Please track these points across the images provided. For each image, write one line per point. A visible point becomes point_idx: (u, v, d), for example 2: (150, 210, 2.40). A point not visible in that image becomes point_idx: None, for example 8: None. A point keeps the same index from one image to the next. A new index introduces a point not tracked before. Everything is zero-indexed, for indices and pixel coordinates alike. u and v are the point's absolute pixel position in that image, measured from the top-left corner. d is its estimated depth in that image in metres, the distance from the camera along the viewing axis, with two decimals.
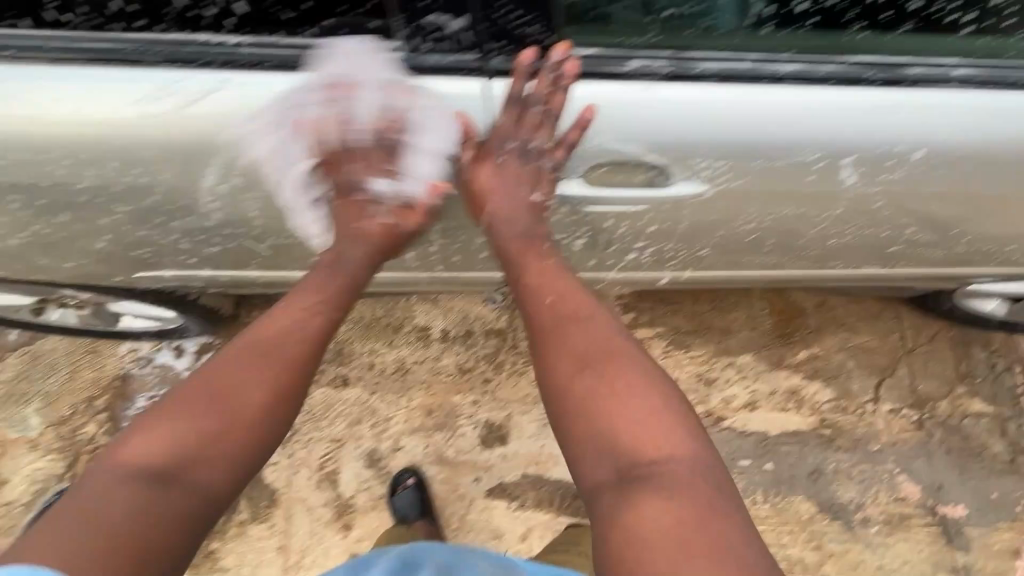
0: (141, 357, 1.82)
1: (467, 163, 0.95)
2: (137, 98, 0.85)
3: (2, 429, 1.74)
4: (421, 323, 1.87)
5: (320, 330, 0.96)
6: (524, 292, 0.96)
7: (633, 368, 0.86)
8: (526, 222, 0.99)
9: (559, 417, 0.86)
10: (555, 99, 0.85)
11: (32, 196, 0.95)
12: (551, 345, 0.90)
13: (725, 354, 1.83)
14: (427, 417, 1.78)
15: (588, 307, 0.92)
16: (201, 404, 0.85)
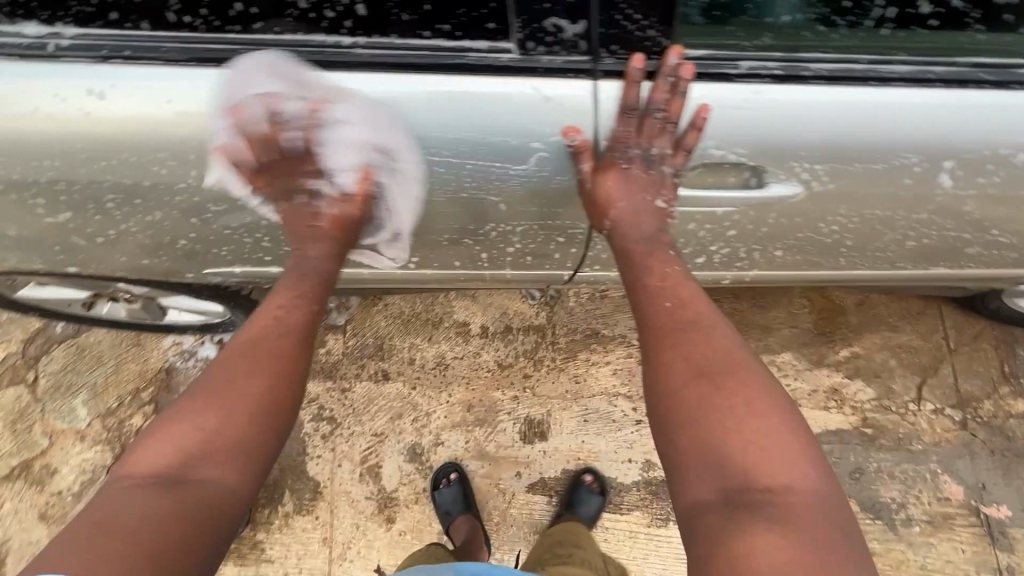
0: (185, 350, 1.84)
1: (588, 174, 0.94)
2: (254, 101, 0.85)
3: (50, 420, 1.77)
4: (460, 318, 1.88)
5: (298, 321, 0.98)
6: (644, 295, 0.98)
7: (756, 387, 0.88)
8: (651, 226, 0.99)
9: (661, 419, 0.90)
10: (674, 104, 0.85)
11: (118, 195, 0.95)
12: (662, 348, 0.93)
13: (766, 352, 1.82)
14: (467, 412, 1.79)
15: (706, 319, 0.95)
16: (203, 409, 0.88)
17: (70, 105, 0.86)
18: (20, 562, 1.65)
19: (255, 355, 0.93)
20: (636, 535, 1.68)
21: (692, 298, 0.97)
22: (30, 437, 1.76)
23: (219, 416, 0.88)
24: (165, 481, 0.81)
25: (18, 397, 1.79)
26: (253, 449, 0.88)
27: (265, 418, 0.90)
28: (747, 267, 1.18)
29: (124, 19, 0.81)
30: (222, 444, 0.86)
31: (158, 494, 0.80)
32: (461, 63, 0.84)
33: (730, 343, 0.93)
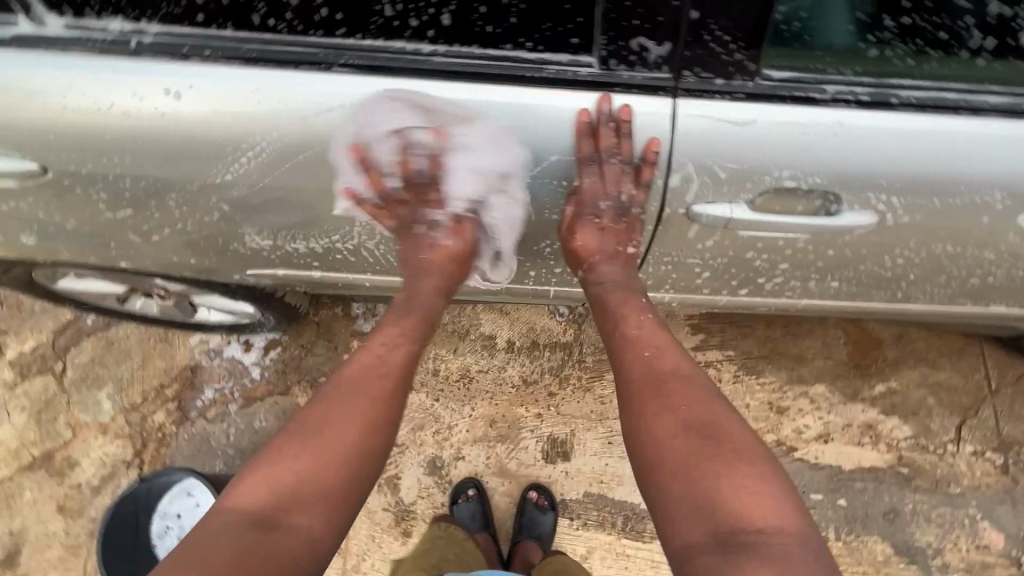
0: (211, 349, 1.84)
1: (564, 220, 1.02)
2: (334, 103, 0.85)
3: (74, 412, 1.78)
4: (486, 331, 1.86)
5: (398, 362, 1.07)
6: (624, 346, 1.09)
7: (732, 430, 0.95)
8: (625, 277, 1.10)
9: (645, 464, 0.96)
10: (623, 145, 0.86)
11: (181, 192, 0.96)
12: (647, 400, 1.01)
13: (799, 383, 1.78)
14: (490, 427, 1.76)
15: (683, 371, 1.04)
16: (304, 452, 0.92)
17: (149, 104, 0.86)
18: (36, 554, 1.65)
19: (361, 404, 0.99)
20: (658, 566, 1.63)
21: (665, 348, 1.07)
22: (53, 428, 1.76)
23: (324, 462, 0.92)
24: (266, 522, 0.84)
25: (45, 387, 1.80)
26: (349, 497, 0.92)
27: (362, 468, 0.95)
28: (794, 295, 1.16)
29: (207, 21, 0.81)
30: (328, 492, 0.90)
31: (259, 537, 0.82)
32: (541, 76, 0.84)
33: (706, 391, 1.01)
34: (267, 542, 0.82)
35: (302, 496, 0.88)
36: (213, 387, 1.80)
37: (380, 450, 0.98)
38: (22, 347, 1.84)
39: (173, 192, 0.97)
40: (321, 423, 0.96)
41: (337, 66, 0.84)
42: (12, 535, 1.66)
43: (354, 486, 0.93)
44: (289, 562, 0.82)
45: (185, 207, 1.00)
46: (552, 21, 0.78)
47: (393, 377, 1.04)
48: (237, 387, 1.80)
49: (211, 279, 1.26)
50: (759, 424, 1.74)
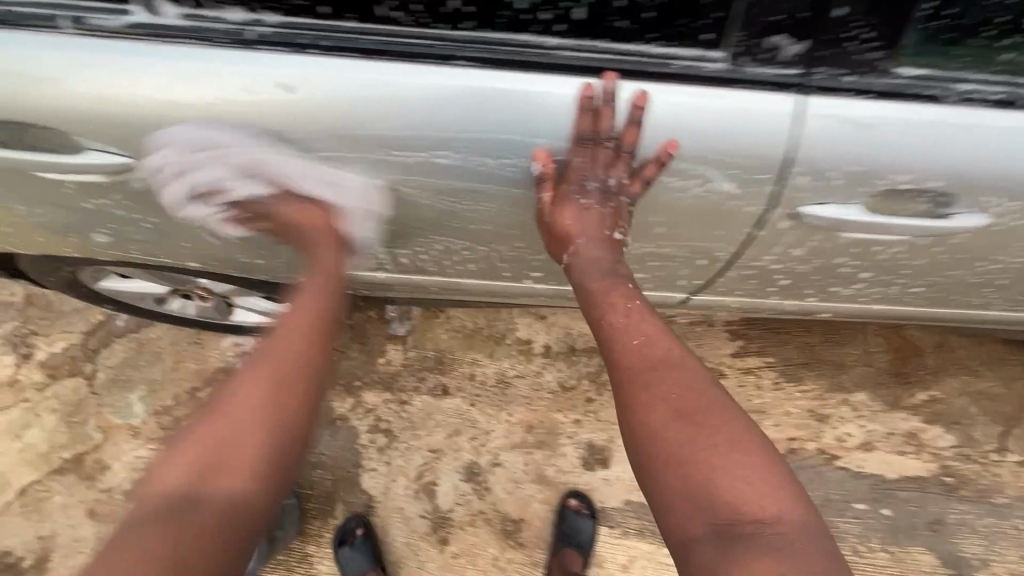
0: (244, 352, 1.82)
1: (547, 203, 0.93)
2: (444, 97, 0.83)
3: (105, 414, 1.75)
4: (523, 336, 1.85)
5: (306, 327, 1.00)
6: (613, 336, 1.00)
7: (724, 419, 0.90)
8: (609, 261, 1.00)
9: (641, 451, 0.91)
10: (629, 135, 0.82)
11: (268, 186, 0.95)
12: (636, 387, 0.94)
13: (839, 390, 1.76)
14: (528, 433, 1.74)
15: (677, 356, 0.97)
16: (220, 424, 0.89)
17: (272, 100, 0.83)
18: (65, 560, 1.61)
19: (280, 376, 0.94)
20: None
21: (658, 334, 0.99)
22: (83, 430, 1.73)
23: (240, 433, 0.88)
24: (185, 497, 0.83)
25: (76, 389, 1.77)
26: (268, 470, 0.88)
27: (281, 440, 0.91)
28: (863, 299, 1.13)
29: (331, 13, 0.79)
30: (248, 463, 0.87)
31: (179, 514, 0.81)
32: (666, 71, 0.81)
33: (699, 378, 0.95)
34: (192, 519, 0.81)
35: (223, 464, 0.86)
36: None
37: (303, 427, 0.94)
38: (52, 349, 1.81)
39: (282, 188, 0.95)
40: (238, 394, 0.92)
41: (458, 58, 0.82)
42: (41, 540, 1.63)
43: (272, 459, 0.89)
44: (225, 538, 0.81)
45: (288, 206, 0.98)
46: (689, 16, 0.75)
47: (301, 339, 0.99)
48: None
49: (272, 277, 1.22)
50: (801, 432, 1.72)
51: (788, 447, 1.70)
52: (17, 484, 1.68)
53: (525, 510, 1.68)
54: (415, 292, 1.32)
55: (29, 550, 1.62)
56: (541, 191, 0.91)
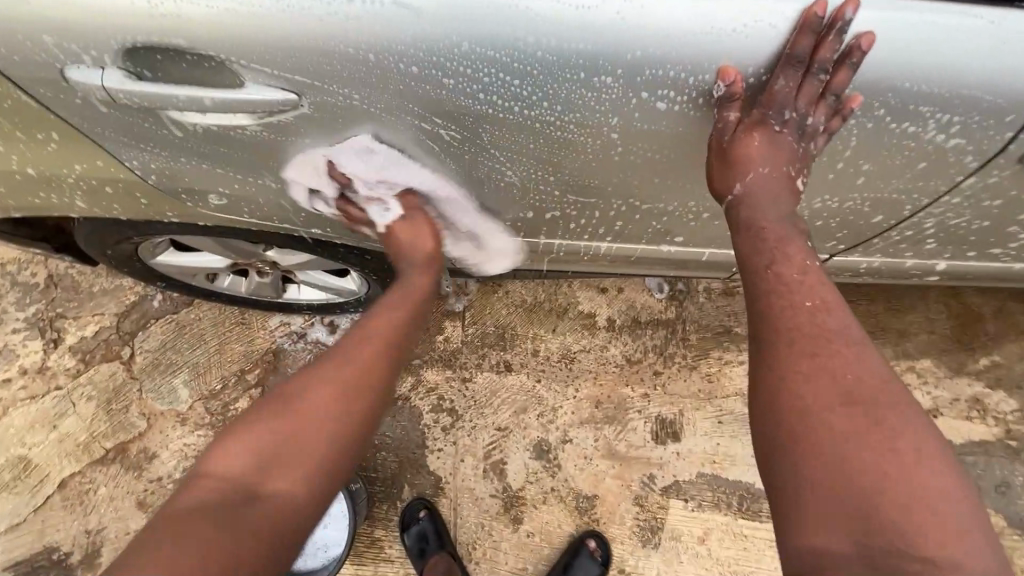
0: (294, 332, 1.72)
1: (732, 125, 0.75)
2: (670, 18, 0.67)
3: (148, 400, 1.64)
4: (586, 309, 1.78)
5: (389, 330, 0.91)
6: (775, 290, 0.78)
7: (907, 420, 0.71)
8: (789, 208, 0.81)
9: (788, 425, 0.74)
10: (839, 77, 0.70)
11: (402, 139, 0.79)
12: (798, 355, 0.75)
13: (904, 357, 1.75)
14: (596, 409, 1.70)
15: (852, 333, 0.77)
16: (285, 420, 0.80)
17: (480, 31, 0.68)
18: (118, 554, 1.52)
19: (343, 377, 0.84)
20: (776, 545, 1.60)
21: (832, 302, 0.78)
22: (126, 418, 1.62)
23: (326, 428, 0.80)
24: (238, 498, 0.73)
25: (113, 374, 1.65)
26: (325, 468, 0.79)
27: (340, 449, 0.80)
28: (997, 260, 1.08)
29: None
30: (313, 469, 0.78)
31: (229, 520, 0.71)
32: None
33: (879, 365, 0.75)
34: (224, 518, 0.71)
35: (282, 467, 0.76)
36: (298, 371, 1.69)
37: (355, 436, 0.82)
38: (83, 332, 1.68)
39: (463, 145, 0.80)
40: (309, 384, 0.83)
41: None
42: (90, 533, 1.54)
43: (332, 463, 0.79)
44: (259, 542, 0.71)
45: (453, 165, 0.84)
46: None
47: (383, 348, 0.89)
48: None
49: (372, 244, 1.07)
50: None
51: None
52: (58, 477, 1.57)
53: (598, 486, 1.63)
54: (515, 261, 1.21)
55: (78, 544, 1.53)
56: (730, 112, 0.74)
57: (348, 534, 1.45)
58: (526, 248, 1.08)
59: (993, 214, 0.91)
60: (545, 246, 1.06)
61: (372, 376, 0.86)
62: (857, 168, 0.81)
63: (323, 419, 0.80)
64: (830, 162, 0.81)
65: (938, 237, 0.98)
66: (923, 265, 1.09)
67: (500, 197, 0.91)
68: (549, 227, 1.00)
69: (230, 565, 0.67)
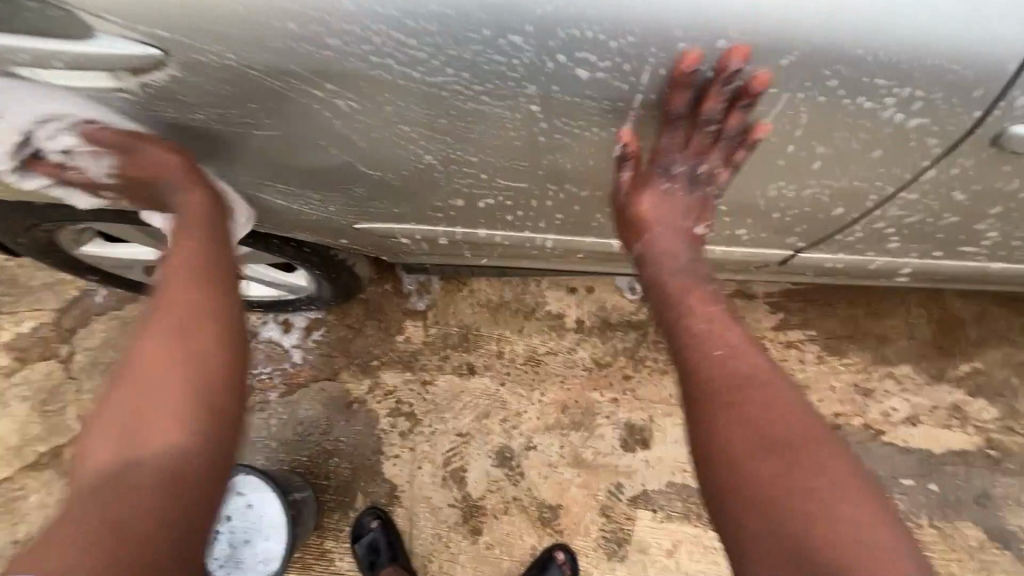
0: (245, 330, 1.63)
1: (626, 182, 0.79)
2: None
3: (86, 402, 1.54)
4: (554, 310, 1.71)
5: (203, 262, 0.80)
6: (688, 341, 0.81)
7: (826, 456, 0.71)
8: (689, 257, 0.86)
9: (718, 479, 0.73)
10: (731, 120, 0.69)
11: (289, 104, 0.71)
12: (716, 407, 0.75)
13: (883, 363, 1.69)
14: (562, 414, 1.62)
15: (767, 373, 0.77)
16: (124, 384, 0.71)
17: None
18: None
19: (177, 320, 0.75)
20: None
21: (743, 346, 0.79)
22: (62, 420, 1.53)
23: (186, 383, 0.72)
24: (119, 472, 0.65)
25: (49, 374, 1.56)
26: (210, 409, 0.72)
27: (211, 394, 0.73)
28: (974, 260, 1.01)
29: None
30: (178, 422, 0.70)
31: (107, 497, 0.63)
32: None
33: (795, 402, 0.75)
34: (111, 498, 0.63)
35: (152, 422, 0.69)
36: (249, 372, 1.60)
37: (221, 373, 0.75)
38: (20, 329, 1.58)
39: (365, 115, 0.72)
40: (154, 355, 0.73)
41: None
42: (17, 544, 1.44)
43: (219, 406, 0.73)
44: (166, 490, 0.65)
45: (356, 139, 0.76)
46: None
47: (202, 283, 0.79)
48: (278, 372, 1.60)
49: (302, 229, 1.00)
50: (846, 407, 1.65)
51: (834, 424, 1.63)
52: None
53: (563, 495, 1.56)
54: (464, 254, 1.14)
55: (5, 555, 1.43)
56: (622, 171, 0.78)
57: (288, 543, 1.35)
58: (469, 238, 1.00)
59: (967, 208, 0.83)
60: (490, 238, 0.99)
61: (212, 312, 0.78)
62: (815, 152, 0.74)
63: (156, 365, 0.72)
64: (782, 144, 0.73)
65: (910, 234, 0.92)
66: (895, 264, 1.02)
67: (432, 180, 0.83)
68: (490, 215, 0.92)
69: (128, 536, 0.60)
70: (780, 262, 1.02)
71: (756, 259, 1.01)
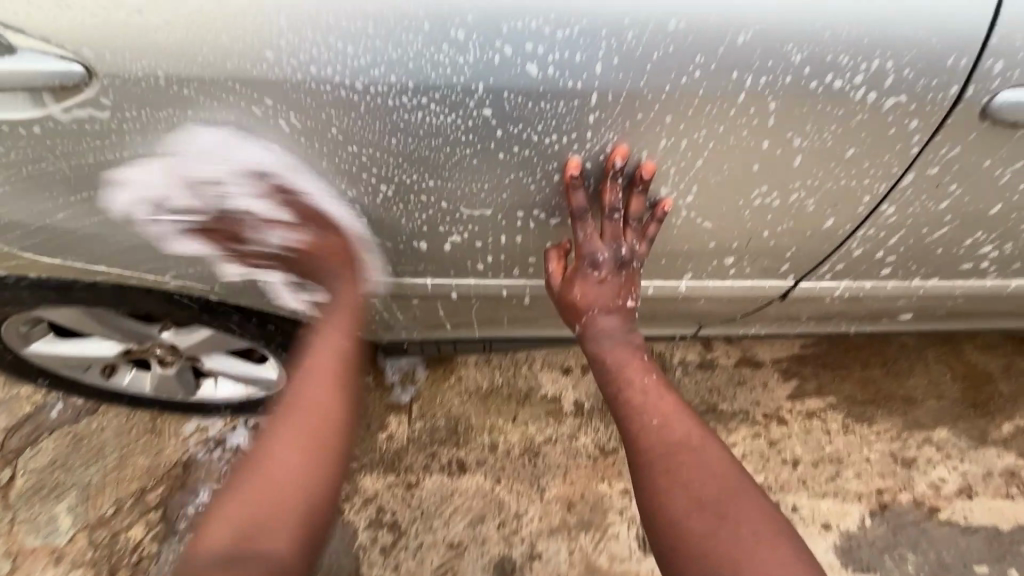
0: (211, 439, 1.47)
1: (555, 274, 0.83)
2: None
3: (22, 535, 1.36)
4: (550, 393, 1.57)
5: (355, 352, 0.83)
6: (632, 416, 0.84)
7: (748, 505, 0.74)
8: (624, 330, 0.87)
9: (664, 542, 0.75)
10: (633, 203, 0.74)
11: (228, 129, 0.68)
12: (656, 473, 0.78)
13: (917, 428, 1.53)
14: (568, 513, 1.42)
15: (699, 437, 0.81)
16: (252, 480, 0.69)
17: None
18: None
19: (297, 408, 0.75)
20: None
21: (674, 412, 0.83)
22: None
23: (299, 470, 0.71)
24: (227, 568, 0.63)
25: None
26: (317, 485, 0.71)
27: (315, 472, 0.72)
28: (990, 286, 0.94)
29: None
30: (297, 511, 0.68)
31: None
32: None
33: (721, 459, 0.79)
34: None
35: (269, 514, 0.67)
36: (210, 487, 1.42)
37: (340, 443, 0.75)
38: None
39: (306, 136, 0.69)
40: (288, 445, 0.73)
41: None
42: None
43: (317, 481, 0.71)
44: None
45: (290, 171, 0.73)
46: None
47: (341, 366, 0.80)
48: None
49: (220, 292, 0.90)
50: (887, 481, 1.46)
51: (878, 503, 1.43)
52: None
53: None
54: (441, 319, 1.05)
55: None
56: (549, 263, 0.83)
57: None
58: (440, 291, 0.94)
59: (970, 213, 0.78)
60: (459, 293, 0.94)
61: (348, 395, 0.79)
62: (792, 146, 0.69)
63: (306, 452, 0.72)
64: (754, 146, 0.69)
65: (913, 259, 0.85)
66: (906, 297, 0.95)
67: (392, 217, 0.79)
68: (460, 260, 0.86)
69: None
70: (780, 298, 0.94)
71: (754, 296, 0.93)
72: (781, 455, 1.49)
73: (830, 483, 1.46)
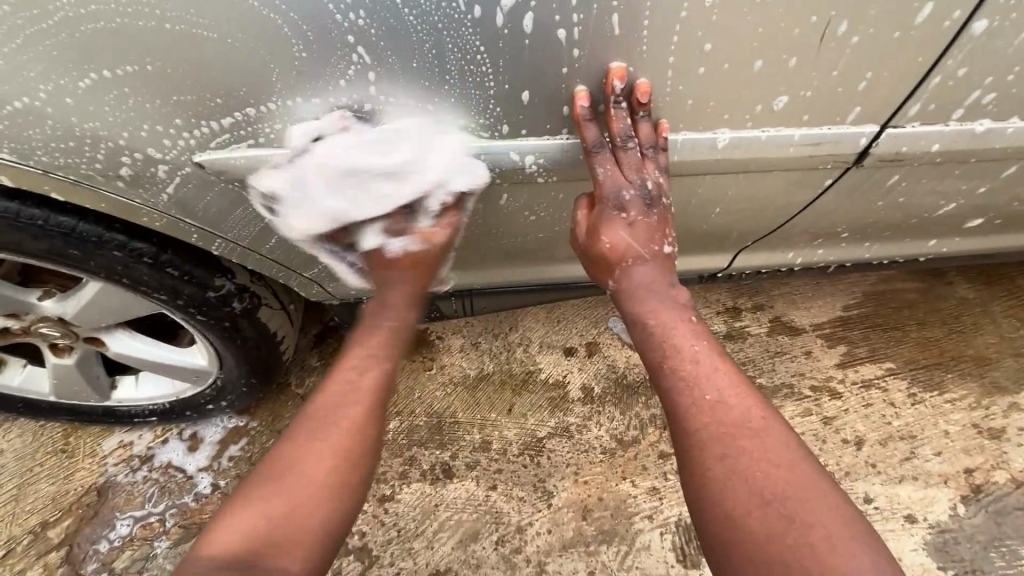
0: (133, 456, 1.18)
1: (584, 223, 0.75)
2: None
3: None
4: (551, 377, 1.29)
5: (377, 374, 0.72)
6: (678, 388, 0.69)
7: (820, 498, 0.60)
8: (666, 281, 0.76)
9: (711, 539, 0.62)
10: (643, 130, 0.65)
11: None
12: (707, 459, 0.64)
13: (999, 392, 1.26)
14: (584, 523, 1.13)
15: (761, 416, 0.66)
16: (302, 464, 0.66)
17: None
18: None
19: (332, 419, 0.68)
20: None
21: (729, 390, 0.68)
22: None
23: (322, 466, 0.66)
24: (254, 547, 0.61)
25: None
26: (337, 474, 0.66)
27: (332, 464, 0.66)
28: None
29: None
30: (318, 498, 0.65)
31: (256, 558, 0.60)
32: None
33: (787, 444, 0.64)
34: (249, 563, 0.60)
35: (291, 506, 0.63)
36: (130, 516, 1.13)
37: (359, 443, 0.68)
38: None
39: None
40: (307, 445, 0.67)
41: None
42: None
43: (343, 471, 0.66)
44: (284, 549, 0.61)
45: None
46: None
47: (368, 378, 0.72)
48: (172, 512, 1.13)
49: (57, 175, 0.62)
50: (976, 458, 1.18)
51: (970, 485, 1.15)
52: None
53: None
54: None
55: None
56: (575, 211, 0.75)
57: None
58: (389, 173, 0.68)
59: None
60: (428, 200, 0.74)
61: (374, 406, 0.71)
62: None
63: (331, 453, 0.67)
64: None
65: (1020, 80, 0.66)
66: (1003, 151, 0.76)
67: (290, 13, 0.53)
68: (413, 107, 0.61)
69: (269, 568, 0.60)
70: (856, 162, 0.74)
71: (822, 157, 0.72)
72: (840, 435, 1.21)
73: (906, 465, 1.18)
